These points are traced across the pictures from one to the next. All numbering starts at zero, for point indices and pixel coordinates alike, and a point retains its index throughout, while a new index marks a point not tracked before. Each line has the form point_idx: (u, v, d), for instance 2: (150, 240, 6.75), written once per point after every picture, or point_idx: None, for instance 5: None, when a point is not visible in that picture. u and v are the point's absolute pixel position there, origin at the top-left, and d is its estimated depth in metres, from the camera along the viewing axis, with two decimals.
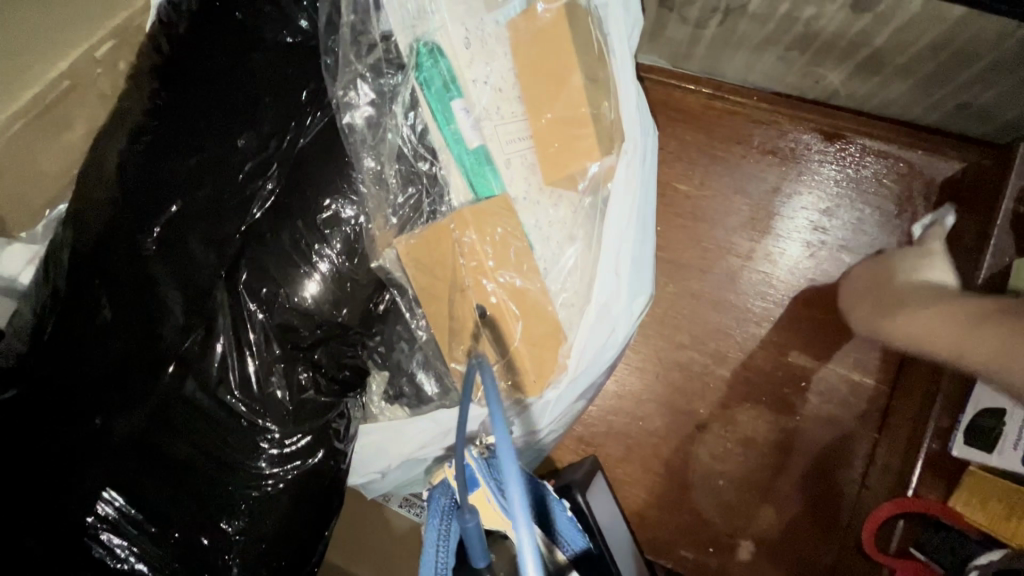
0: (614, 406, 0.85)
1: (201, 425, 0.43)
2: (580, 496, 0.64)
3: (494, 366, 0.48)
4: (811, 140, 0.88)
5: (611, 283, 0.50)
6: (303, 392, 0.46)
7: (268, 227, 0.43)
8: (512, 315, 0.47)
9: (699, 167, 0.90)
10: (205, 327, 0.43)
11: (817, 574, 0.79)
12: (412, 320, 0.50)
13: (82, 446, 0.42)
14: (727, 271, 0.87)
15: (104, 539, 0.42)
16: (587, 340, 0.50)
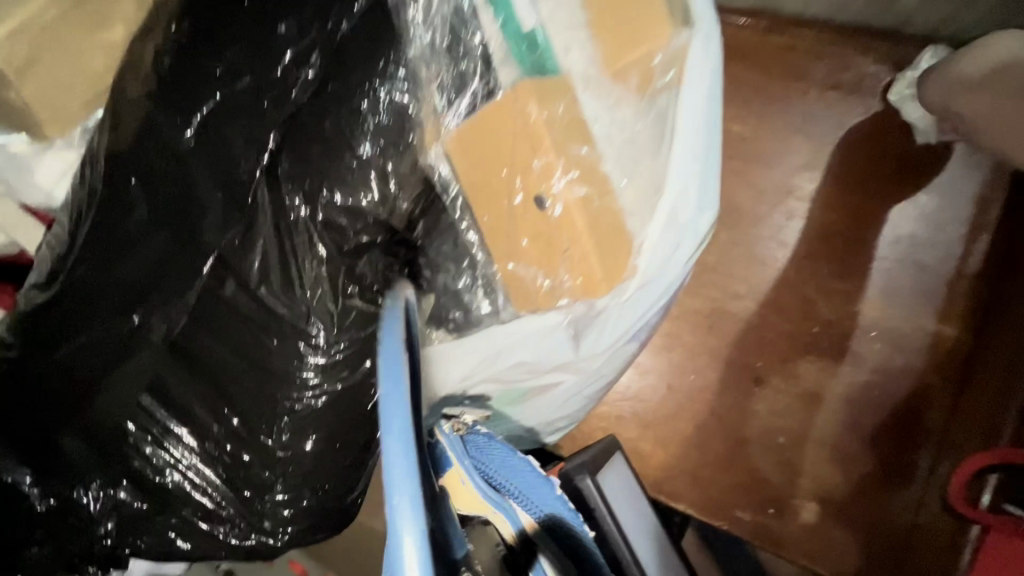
0: (663, 358, 0.81)
1: (240, 329, 0.46)
2: (588, 478, 0.63)
3: (557, 265, 0.46)
4: (879, 72, 0.81)
5: (685, 179, 0.46)
6: (349, 298, 0.45)
7: (311, 116, 0.43)
8: (576, 206, 0.44)
9: (754, 106, 0.84)
10: (245, 225, 0.44)
11: (892, 539, 0.72)
12: (460, 230, 0.48)
13: (125, 346, 0.47)
14: (786, 214, 0.81)
15: (150, 451, 0.48)
16: (658, 244, 0.46)
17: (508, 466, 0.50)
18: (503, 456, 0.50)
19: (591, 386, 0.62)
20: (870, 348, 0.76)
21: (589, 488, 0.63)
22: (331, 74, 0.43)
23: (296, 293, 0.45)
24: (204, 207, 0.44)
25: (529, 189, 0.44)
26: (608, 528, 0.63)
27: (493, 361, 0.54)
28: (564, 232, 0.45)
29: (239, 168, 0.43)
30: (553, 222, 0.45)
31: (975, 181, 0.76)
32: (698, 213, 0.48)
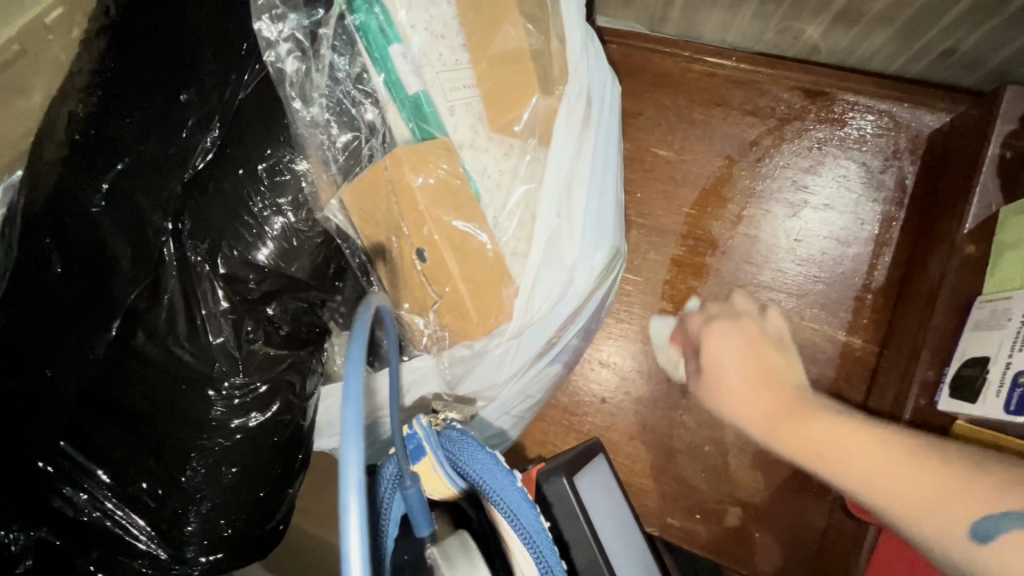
0: (597, 374, 0.85)
1: (151, 373, 0.50)
2: (564, 479, 0.59)
3: (436, 309, 0.52)
4: (792, 99, 0.86)
5: (554, 226, 0.52)
6: (251, 343, 0.51)
7: (211, 177, 0.48)
8: (446, 254, 0.50)
9: (679, 131, 0.88)
10: (152, 279, 0.49)
11: (808, 539, 0.77)
12: (362, 277, 0.55)
13: (32, 393, 0.50)
14: (708, 235, 0.85)
15: (64, 491, 0.52)
16: (536, 287, 0.52)
17: (475, 458, 0.44)
18: (472, 449, 0.45)
19: (519, 407, 0.66)
20: None
21: (564, 488, 0.59)
22: (231, 142, 0.49)
23: (203, 342, 0.50)
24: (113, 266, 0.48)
25: (417, 241, 0.50)
26: (583, 536, 0.57)
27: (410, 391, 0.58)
28: (441, 275, 0.51)
29: (146, 228, 0.47)
30: (425, 272, 0.51)
31: (878, 200, 0.82)
32: (590, 252, 0.54)
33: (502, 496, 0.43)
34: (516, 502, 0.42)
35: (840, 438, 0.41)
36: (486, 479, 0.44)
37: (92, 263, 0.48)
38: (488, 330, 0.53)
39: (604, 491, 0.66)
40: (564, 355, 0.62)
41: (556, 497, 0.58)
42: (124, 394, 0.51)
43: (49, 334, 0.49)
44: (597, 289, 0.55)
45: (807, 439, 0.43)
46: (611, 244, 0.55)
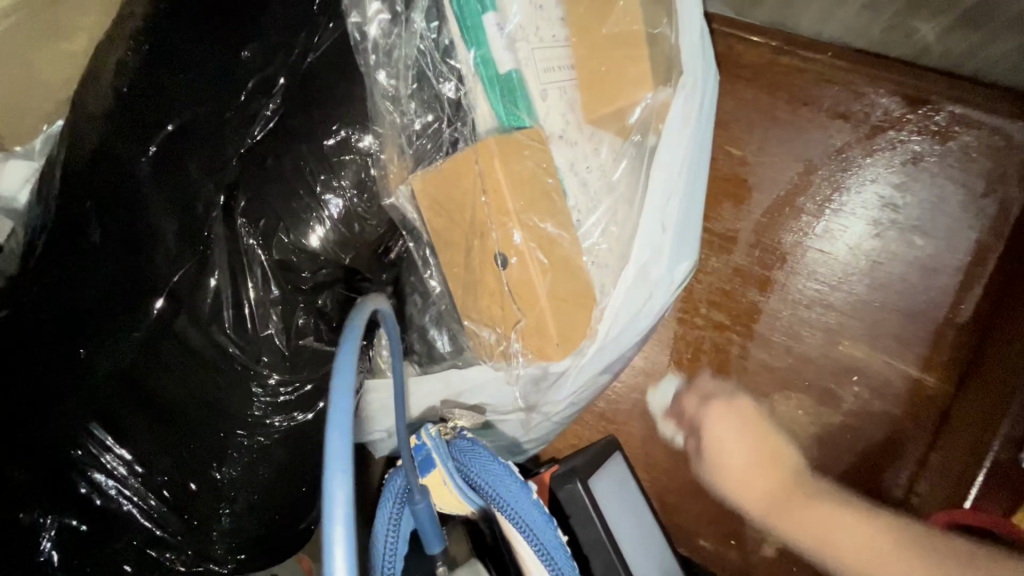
0: (640, 382, 0.80)
1: (186, 361, 0.50)
2: (577, 482, 0.64)
3: (517, 320, 0.50)
4: (890, 105, 0.77)
5: (654, 239, 0.51)
6: (302, 337, 0.52)
7: (268, 150, 0.50)
8: (536, 264, 0.48)
9: (756, 130, 0.81)
10: (199, 260, 0.49)
11: None
12: (425, 271, 0.54)
13: (65, 374, 0.48)
14: (776, 247, 0.79)
15: (92, 477, 0.50)
16: (622, 302, 0.51)
17: (489, 472, 0.47)
18: (484, 463, 0.48)
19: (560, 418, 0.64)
20: (848, 390, 0.75)
21: (577, 490, 0.64)
22: (293, 109, 0.50)
23: (248, 332, 0.51)
24: (160, 242, 0.48)
25: (491, 248, 0.48)
26: (596, 533, 0.63)
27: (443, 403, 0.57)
28: (527, 294, 0.48)
29: (198, 199, 0.48)
30: (508, 286, 0.49)
31: (975, 227, 0.74)
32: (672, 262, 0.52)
33: (517, 513, 0.46)
34: (530, 517, 0.46)
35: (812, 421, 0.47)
36: (491, 485, 0.47)
37: (132, 236, 0.48)
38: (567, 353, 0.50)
39: (621, 500, 0.69)
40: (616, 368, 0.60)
41: (569, 494, 0.64)
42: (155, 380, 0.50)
43: (89, 306, 0.48)
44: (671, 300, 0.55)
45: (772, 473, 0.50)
46: (690, 257, 0.55)
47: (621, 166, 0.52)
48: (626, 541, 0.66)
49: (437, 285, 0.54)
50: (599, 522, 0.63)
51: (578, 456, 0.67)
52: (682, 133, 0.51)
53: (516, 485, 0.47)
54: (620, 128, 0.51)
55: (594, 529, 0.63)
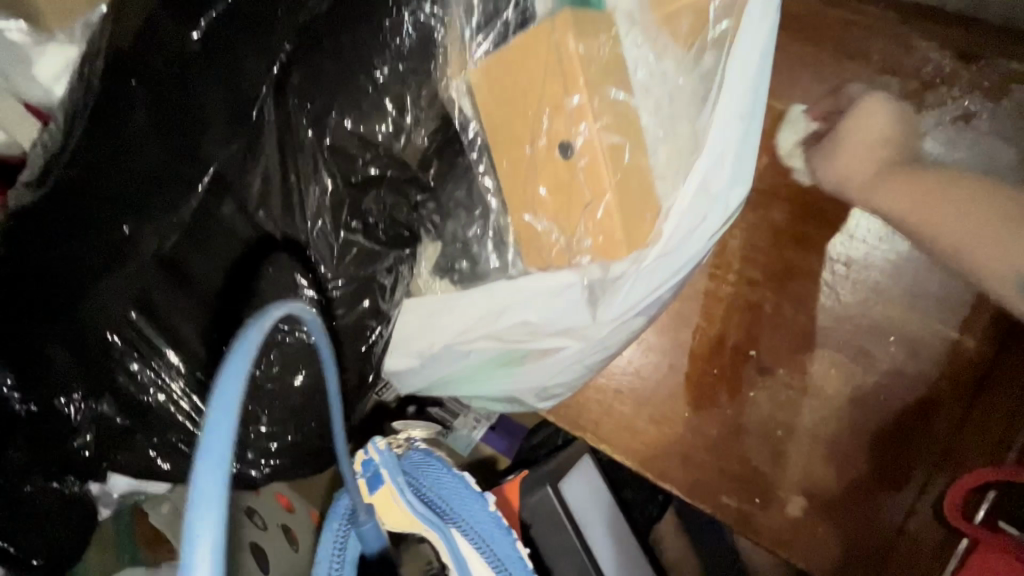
0: (667, 336, 0.79)
1: (226, 244, 0.56)
2: (548, 488, 0.84)
3: (584, 205, 0.55)
4: (941, 60, 0.75)
5: (718, 152, 0.54)
6: (353, 232, 0.59)
7: (322, 38, 0.55)
8: (604, 147, 0.53)
9: (798, 85, 0.79)
10: (247, 144, 0.55)
11: (877, 543, 0.71)
12: (478, 170, 0.61)
13: (110, 248, 0.53)
14: (815, 203, 0.77)
15: (133, 359, 0.56)
16: (687, 210, 0.54)
17: (440, 483, 0.70)
18: (435, 473, 0.71)
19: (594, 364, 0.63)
20: (883, 350, 0.73)
21: (547, 493, 0.84)
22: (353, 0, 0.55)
23: (300, 221, 0.58)
24: (203, 137, 0.53)
25: (557, 134, 0.55)
26: (571, 537, 0.84)
27: (484, 319, 0.60)
28: (596, 179, 0.54)
29: (248, 89, 0.54)
30: (580, 172, 0.54)
31: None
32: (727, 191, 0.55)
33: (465, 517, 0.70)
34: (476, 535, 0.69)
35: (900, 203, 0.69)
36: (443, 489, 0.70)
37: (180, 125, 0.53)
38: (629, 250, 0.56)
39: (587, 484, 0.91)
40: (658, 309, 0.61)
41: (541, 498, 0.84)
42: (191, 271, 0.56)
43: (126, 199, 0.52)
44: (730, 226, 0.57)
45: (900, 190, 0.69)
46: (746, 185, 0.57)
47: (684, 74, 0.56)
48: (591, 525, 0.89)
49: (491, 182, 0.60)
50: (563, 514, 0.84)
51: (544, 467, 0.87)
52: (756, 33, 0.54)
53: (472, 495, 0.71)
54: (689, 29, 0.55)
55: (566, 534, 0.84)
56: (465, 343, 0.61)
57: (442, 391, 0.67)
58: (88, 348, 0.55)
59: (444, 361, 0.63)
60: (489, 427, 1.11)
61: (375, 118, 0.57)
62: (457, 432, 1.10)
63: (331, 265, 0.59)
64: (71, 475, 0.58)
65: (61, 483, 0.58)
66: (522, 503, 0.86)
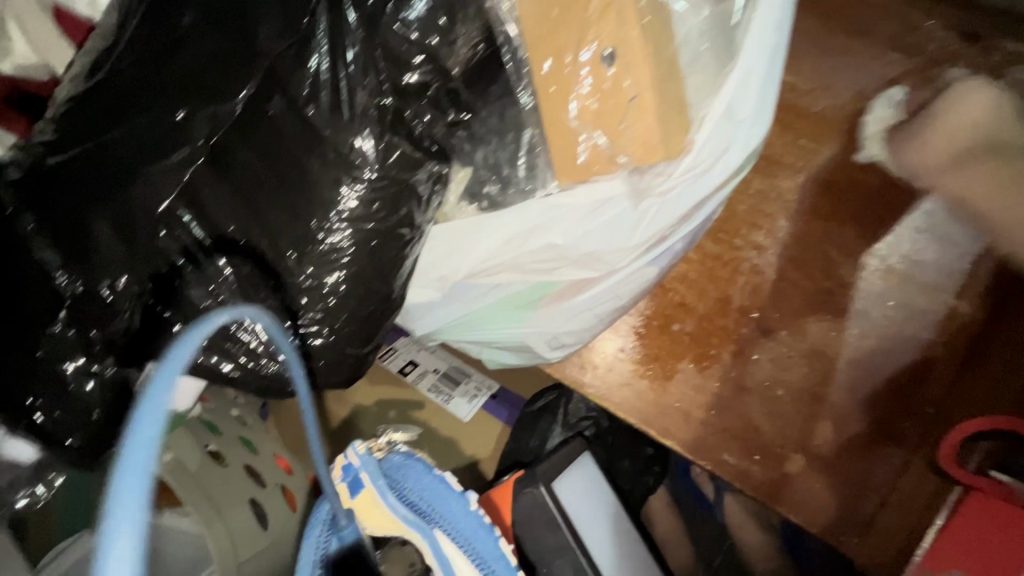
0: (675, 297, 0.81)
1: (276, 144, 0.55)
2: (540, 487, 0.77)
3: (623, 118, 0.54)
4: (944, 40, 0.78)
5: (739, 88, 0.55)
6: (388, 145, 0.55)
7: None
8: (642, 54, 0.51)
9: (810, 58, 0.81)
10: (299, 39, 0.52)
11: (871, 500, 0.74)
12: (518, 86, 0.56)
13: (164, 132, 0.53)
14: (821, 173, 0.79)
15: (180, 260, 0.57)
16: (710, 135, 0.56)
17: (422, 483, 0.70)
18: (415, 475, 0.70)
19: (607, 307, 0.63)
20: (882, 314, 0.76)
21: (540, 493, 0.77)
22: None
23: (342, 117, 0.54)
24: (258, 18, 0.52)
25: (600, 41, 0.52)
26: (564, 538, 0.78)
27: (509, 244, 0.61)
28: (637, 74, 0.52)
29: None
30: (625, 75, 0.52)
31: None
32: (750, 123, 0.57)
33: (444, 517, 0.70)
34: (463, 527, 0.69)
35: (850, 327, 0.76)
36: (422, 489, 0.70)
37: (234, 13, 0.52)
38: (658, 159, 0.55)
39: (581, 485, 0.83)
40: (673, 247, 0.62)
41: (533, 497, 0.78)
42: (239, 155, 0.55)
43: (181, 77, 0.53)
44: (746, 164, 0.60)
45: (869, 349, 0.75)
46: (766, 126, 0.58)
47: (716, 2, 0.54)
48: (586, 534, 0.80)
49: (530, 102, 0.56)
50: (559, 516, 0.77)
51: (536, 464, 0.79)
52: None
53: (453, 494, 0.70)
54: None
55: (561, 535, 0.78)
56: (489, 270, 0.62)
57: (456, 331, 0.67)
58: (132, 225, 0.55)
59: (464, 290, 0.64)
60: (489, 396, 1.12)
61: (425, 16, 0.51)
62: (458, 401, 1.10)
63: (370, 164, 0.55)
64: (111, 359, 0.58)
65: (99, 368, 0.57)
66: (516, 503, 0.79)
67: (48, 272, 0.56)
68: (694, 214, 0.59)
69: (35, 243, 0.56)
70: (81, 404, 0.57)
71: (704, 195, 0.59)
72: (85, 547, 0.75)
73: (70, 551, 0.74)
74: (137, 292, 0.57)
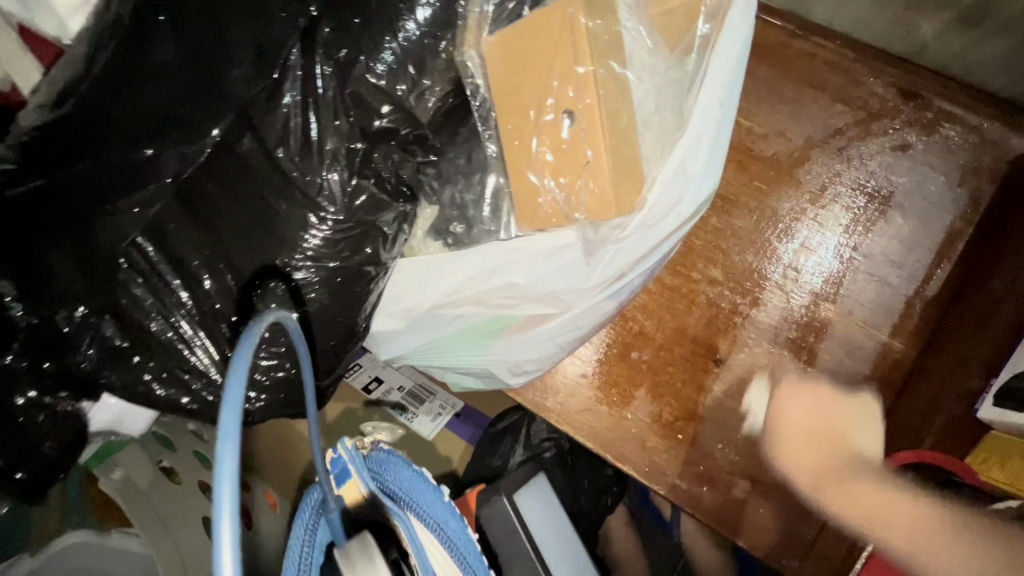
0: (634, 326, 0.85)
1: (242, 181, 0.56)
2: (503, 496, 0.80)
3: (580, 175, 0.55)
4: (885, 94, 0.85)
5: (690, 147, 0.59)
6: (353, 186, 0.57)
7: None
8: (600, 116, 0.53)
9: (765, 105, 0.87)
10: (272, 82, 0.55)
11: (811, 526, 0.78)
12: (484, 135, 0.59)
13: (127, 166, 0.54)
14: (772, 214, 0.84)
15: (136, 290, 0.57)
16: (663, 190, 0.59)
17: (402, 478, 0.60)
18: (399, 469, 0.61)
19: (568, 339, 0.66)
20: (823, 348, 0.81)
21: (503, 502, 0.80)
22: None
23: (311, 161, 0.56)
24: (229, 64, 0.54)
25: (559, 104, 0.54)
26: (524, 546, 0.79)
27: (474, 279, 0.62)
28: (592, 135, 0.54)
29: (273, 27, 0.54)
30: (582, 133, 0.54)
31: (951, 211, 0.81)
32: (701, 176, 0.60)
33: (427, 511, 0.59)
34: (442, 515, 0.59)
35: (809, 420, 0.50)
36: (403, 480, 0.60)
37: (205, 56, 0.54)
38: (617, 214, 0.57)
39: (543, 501, 0.85)
40: (630, 289, 0.65)
41: (495, 507, 0.80)
42: (205, 190, 0.56)
43: (144, 115, 0.54)
44: (698, 216, 0.62)
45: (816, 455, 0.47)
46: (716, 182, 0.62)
47: (668, 70, 0.58)
48: (546, 549, 0.81)
49: (494, 150, 0.59)
50: (519, 525, 0.79)
51: (500, 477, 0.83)
52: (735, 39, 0.58)
53: (428, 488, 0.60)
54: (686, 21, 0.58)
55: (521, 542, 0.79)
56: (450, 307, 0.64)
57: (418, 362, 0.69)
58: (90, 256, 0.56)
59: (426, 326, 0.65)
60: (453, 415, 1.12)
61: (394, 67, 0.55)
62: (422, 418, 1.11)
63: (336, 205, 0.56)
64: (64, 393, 0.58)
65: (52, 400, 0.58)
66: (478, 512, 0.82)
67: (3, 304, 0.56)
68: (651, 261, 0.62)
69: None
70: (32, 436, 0.57)
71: (660, 244, 0.61)
72: (30, 564, 0.76)
73: (15, 567, 0.76)
74: (94, 323, 0.57)
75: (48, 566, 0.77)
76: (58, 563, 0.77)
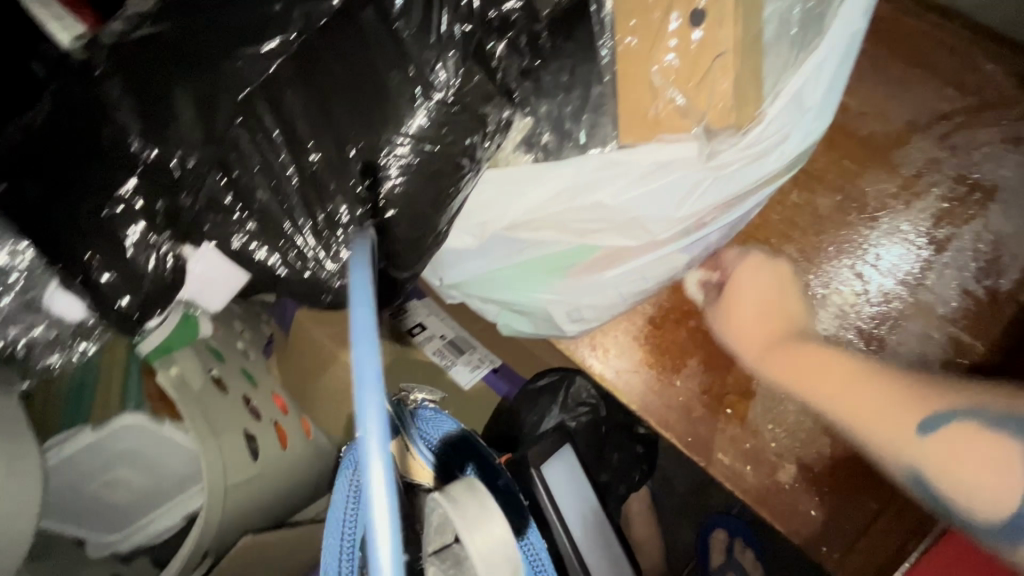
0: (695, 293, 0.82)
1: (360, 53, 0.58)
2: (533, 470, 0.81)
3: (702, 72, 0.57)
4: (1003, 82, 0.79)
5: (811, 78, 0.56)
6: (468, 73, 0.59)
7: None
8: (729, 17, 0.55)
9: (865, 82, 0.82)
10: None
11: (856, 520, 0.75)
12: (595, 42, 0.61)
13: (260, 20, 0.58)
14: (857, 195, 0.80)
15: (245, 142, 0.58)
16: (776, 118, 0.57)
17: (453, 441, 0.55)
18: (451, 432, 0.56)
19: (632, 287, 0.66)
20: (895, 340, 0.77)
21: (532, 477, 0.81)
22: None
23: (430, 43, 0.58)
24: None
25: (685, 6, 0.56)
26: (550, 519, 0.82)
27: (560, 198, 0.60)
28: (716, 37, 0.56)
29: None
30: (708, 34, 0.56)
31: None
32: (814, 113, 0.58)
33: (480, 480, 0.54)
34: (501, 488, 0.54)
35: (855, 400, 0.57)
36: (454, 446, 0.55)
37: None
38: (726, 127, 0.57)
39: (569, 476, 0.87)
40: (718, 228, 0.63)
41: (524, 480, 0.81)
42: (326, 67, 0.58)
43: None
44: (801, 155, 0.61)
45: (791, 361, 0.63)
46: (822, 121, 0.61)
47: None
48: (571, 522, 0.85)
49: (606, 54, 0.61)
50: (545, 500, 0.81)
51: (529, 448, 0.83)
52: None
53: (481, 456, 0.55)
54: None
55: (547, 515, 0.82)
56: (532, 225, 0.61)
57: (484, 284, 0.67)
58: (215, 116, 0.57)
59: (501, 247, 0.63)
60: (490, 369, 1.13)
61: None
62: (460, 367, 1.11)
63: (445, 89, 0.58)
64: (167, 233, 0.59)
65: (153, 240, 0.58)
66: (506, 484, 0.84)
67: (124, 133, 0.57)
68: (745, 198, 0.61)
69: (117, 103, 0.58)
70: (136, 272, 0.59)
71: (757, 180, 0.60)
72: (90, 437, 0.80)
73: (75, 438, 0.79)
74: (203, 177, 0.58)
75: (108, 440, 0.81)
76: (117, 439, 0.82)
